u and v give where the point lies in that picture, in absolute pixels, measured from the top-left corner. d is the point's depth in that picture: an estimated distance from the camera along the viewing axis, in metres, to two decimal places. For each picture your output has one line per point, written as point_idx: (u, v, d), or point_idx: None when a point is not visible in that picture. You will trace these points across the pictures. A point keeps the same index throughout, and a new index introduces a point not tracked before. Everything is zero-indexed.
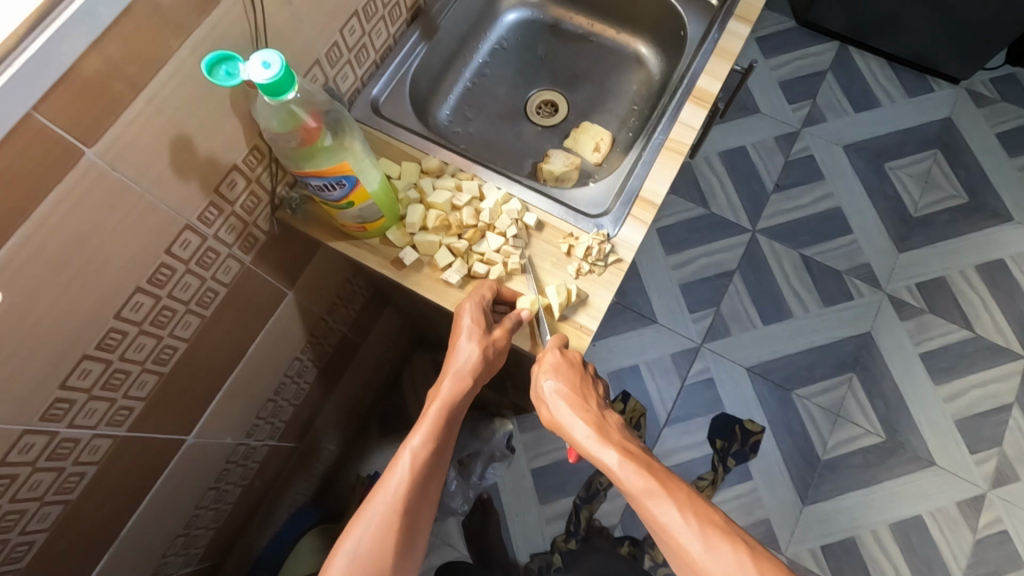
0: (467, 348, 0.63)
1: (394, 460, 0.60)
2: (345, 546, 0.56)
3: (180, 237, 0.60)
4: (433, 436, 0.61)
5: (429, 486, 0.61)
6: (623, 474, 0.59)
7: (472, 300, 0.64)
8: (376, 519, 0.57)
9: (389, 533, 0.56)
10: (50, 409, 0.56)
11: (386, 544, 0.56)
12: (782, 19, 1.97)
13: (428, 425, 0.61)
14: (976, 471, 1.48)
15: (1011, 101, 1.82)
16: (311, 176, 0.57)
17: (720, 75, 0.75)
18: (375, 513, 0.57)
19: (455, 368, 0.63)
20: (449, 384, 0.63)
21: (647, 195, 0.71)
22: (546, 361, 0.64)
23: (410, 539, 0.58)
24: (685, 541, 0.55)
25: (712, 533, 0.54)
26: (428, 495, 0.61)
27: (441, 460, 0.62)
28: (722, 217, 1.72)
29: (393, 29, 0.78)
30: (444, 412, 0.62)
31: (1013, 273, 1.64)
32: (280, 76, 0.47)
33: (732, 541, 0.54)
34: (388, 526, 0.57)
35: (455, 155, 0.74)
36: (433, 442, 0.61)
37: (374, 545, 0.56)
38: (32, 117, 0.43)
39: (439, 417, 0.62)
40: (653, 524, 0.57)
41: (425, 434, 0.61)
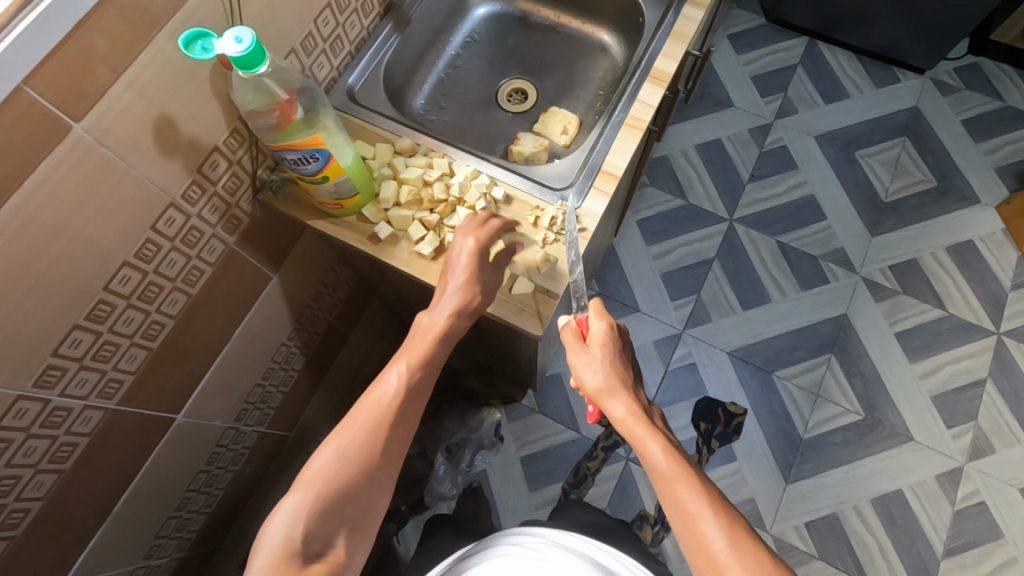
0: (454, 286, 0.66)
1: (385, 374, 0.63)
2: (334, 444, 0.59)
3: (165, 215, 0.64)
4: (425, 359, 0.64)
5: (418, 405, 0.63)
6: (659, 452, 0.61)
7: (477, 233, 0.67)
8: (364, 424, 0.59)
9: (374, 435, 0.59)
10: (43, 375, 0.59)
11: (370, 444, 0.58)
12: (752, 17, 2.03)
13: (421, 348, 0.64)
14: (953, 445, 1.52)
15: (975, 89, 1.89)
16: (287, 150, 0.61)
17: (676, 57, 0.80)
18: (365, 416, 0.60)
19: (447, 304, 0.66)
20: (441, 314, 0.66)
21: (609, 168, 0.75)
22: (600, 333, 0.69)
23: (392, 450, 0.60)
24: (709, 533, 0.56)
25: (737, 533, 0.56)
26: (415, 412, 0.63)
27: (430, 384, 0.65)
28: (700, 207, 1.77)
29: (366, 21, 0.82)
30: (437, 338, 0.65)
31: (981, 253, 1.70)
32: (251, 50, 0.51)
33: (754, 545, 0.55)
34: (375, 430, 0.59)
35: (427, 137, 0.78)
36: (424, 362, 0.64)
37: (361, 443, 0.58)
38: (22, 91, 0.46)
39: (431, 343, 0.65)
40: (677, 509, 0.59)
41: (416, 358, 0.64)
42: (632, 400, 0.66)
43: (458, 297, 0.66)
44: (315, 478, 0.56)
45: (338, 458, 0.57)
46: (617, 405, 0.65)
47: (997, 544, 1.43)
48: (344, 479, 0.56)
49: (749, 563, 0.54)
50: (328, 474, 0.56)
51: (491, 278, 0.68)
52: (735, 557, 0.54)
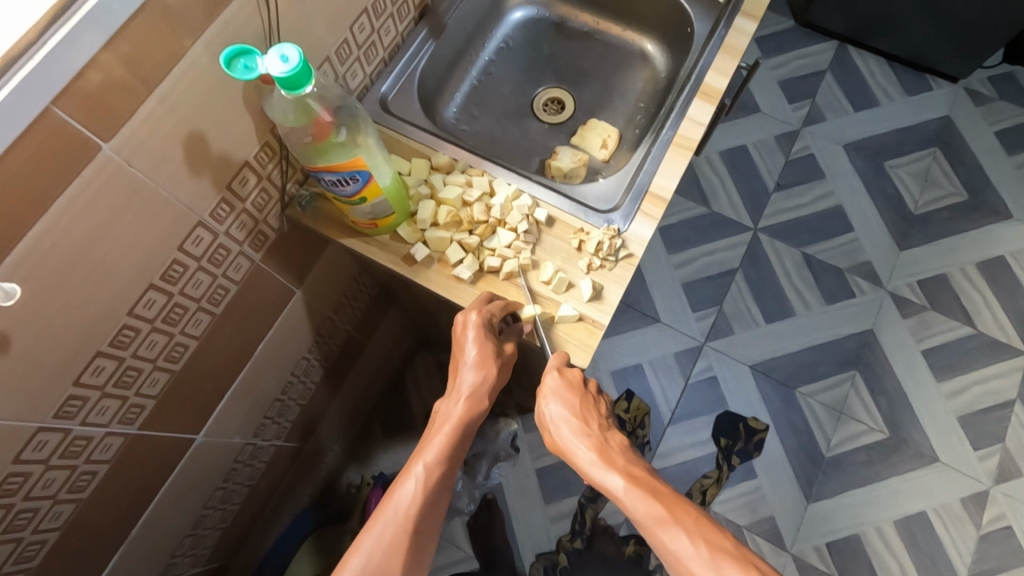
0: (470, 370, 0.64)
1: (404, 475, 0.59)
2: (355, 559, 0.56)
3: (192, 234, 0.60)
4: (444, 454, 0.61)
5: (438, 506, 0.60)
6: (629, 498, 0.58)
7: (479, 311, 0.63)
8: (386, 536, 0.56)
9: (397, 550, 0.56)
10: (64, 406, 0.56)
11: (394, 559, 0.55)
12: (781, 19, 1.98)
13: (440, 442, 0.61)
14: (979, 467, 1.48)
15: (1009, 99, 1.84)
16: (325, 171, 0.57)
17: (727, 72, 0.76)
18: (385, 527, 0.57)
19: (465, 392, 0.63)
20: (460, 405, 0.63)
21: (657, 190, 0.71)
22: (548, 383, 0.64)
23: (417, 560, 0.57)
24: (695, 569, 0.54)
25: (723, 560, 0.54)
26: (437, 513, 0.60)
27: (450, 479, 0.62)
28: (724, 216, 1.73)
29: (401, 27, 0.78)
30: (456, 431, 0.62)
31: (1013, 269, 1.65)
32: (297, 70, 0.47)
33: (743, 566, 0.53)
34: (397, 542, 0.56)
35: (465, 151, 0.75)
36: (444, 459, 0.61)
37: (383, 559, 0.55)
38: (51, 112, 0.43)
39: (450, 437, 0.61)
40: (665, 552, 0.56)
41: (435, 452, 0.61)
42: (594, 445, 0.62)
43: (477, 380, 0.64)
44: None
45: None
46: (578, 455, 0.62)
47: None
48: None
49: None
50: None
51: (502, 350, 0.65)
52: None
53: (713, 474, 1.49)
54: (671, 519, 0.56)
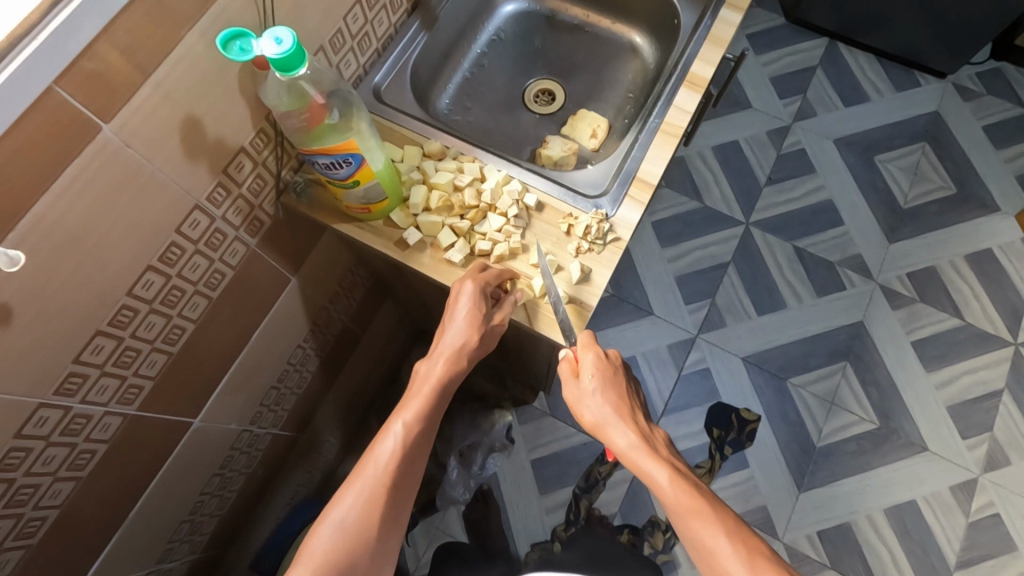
0: (452, 332, 0.65)
1: (384, 433, 0.61)
2: (335, 512, 0.58)
3: (190, 218, 0.62)
4: (423, 412, 0.62)
5: (417, 461, 0.62)
6: (669, 488, 0.60)
7: (475, 280, 0.65)
8: (366, 489, 0.58)
9: (376, 504, 0.58)
10: (64, 383, 0.57)
11: (372, 512, 0.57)
12: (772, 17, 2.00)
13: (419, 401, 0.63)
14: (968, 456, 1.50)
15: (996, 95, 1.86)
16: (318, 154, 0.59)
17: (713, 61, 0.78)
18: (366, 483, 0.59)
19: (446, 352, 0.65)
20: (440, 365, 0.64)
21: (644, 176, 0.73)
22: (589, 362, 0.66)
23: (395, 513, 0.59)
24: (729, 564, 0.56)
25: (757, 558, 0.56)
26: (417, 467, 0.62)
27: (430, 435, 0.64)
28: (716, 210, 1.75)
29: (394, 18, 0.80)
30: (435, 390, 0.63)
31: (1001, 262, 1.68)
32: (291, 51, 0.48)
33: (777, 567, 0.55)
34: (375, 496, 0.58)
35: (456, 139, 0.76)
36: (423, 417, 0.62)
37: (361, 513, 0.57)
38: (53, 91, 0.44)
39: (429, 396, 0.63)
40: (695, 543, 0.58)
41: (415, 411, 0.62)
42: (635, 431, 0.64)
43: (458, 342, 0.65)
44: (319, 552, 0.55)
45: (341, 531, 0.56)
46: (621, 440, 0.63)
47: (1011, 557, 1.42)
48: (346, 551, 0.56)
49: None
50: (332, 547, 0.56)
51: (493, 320, 0.66)
52: None
53: (706, 464, 1.51)
54: (708, 513, 0.58)
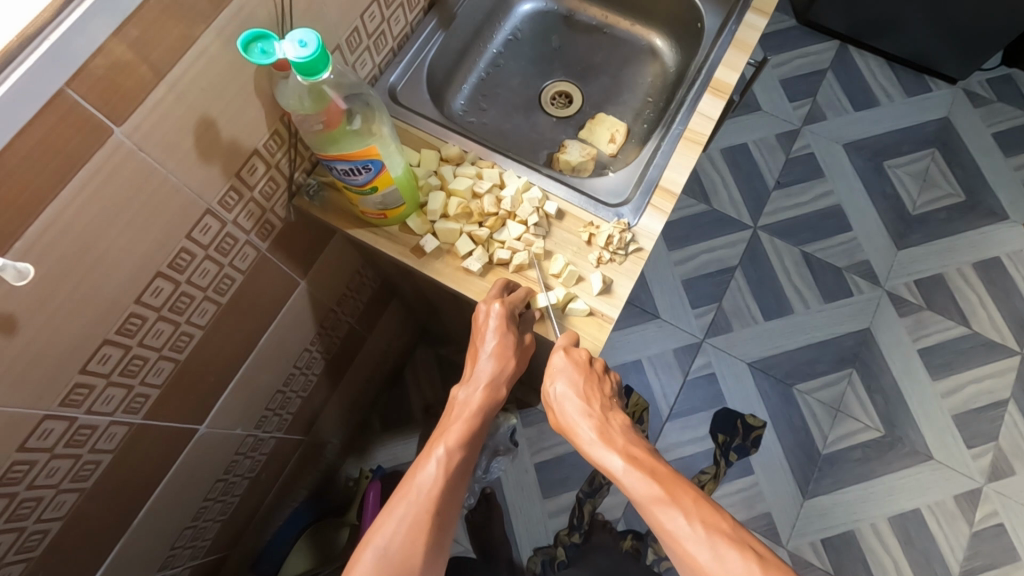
0: (487, 359, 0.62)
1: (424, 458, 0.57)
2: (375, 540, 0.52)
3: (200, 222, 0.59)
4: (466, 441, 0.58)
5: (457, 495, 0.57)
6: (628, 480, 0.55)
7: (502, 302, 0.63)
8: (407, 518, 0.53)
9: (420, 530, 0.53)
10: (69, 395, 0.55)
11: (417, 541, 0.52)
12: (783, 18, 1.98)
13: (461, 427, 0.59)
14: (973, 465, 1.50)
15: (1007, 102, 1.85)
16: (337, 160, 0.57)
17: (738, 67, 0.76)
18: (407, 511, 0.54)
19: (483, 380, 0.61)
20: (480, 394, 0.61)
21: (667, 184, 0.71)
22: (555, 363, 0.63)
23: (439, 546, 0.54)
24: (692, 549, 0.51)
25: (721, 542, 0.51)
26: (456, 499, 0.57)
27: (468, 470, 0.59)
28: (724, 213, 1.73)
29: (410, 17, 0.78)
30: (476, 418, 0.60)
31: (1008, 271, 1.67)
32: (315, 55, 0.46)
33: (740, 549, 0.50)
34: (419, 525, 0.53)
35: (474, 143, 0.74)
36: (465, 444, 0.58)
37: (406, 542, 0.52)
38: (64, 94, 0.42)
39: (470, 422, 0.59)
40: (661, 533, 0.53)
41: (457, 438, 0.58)
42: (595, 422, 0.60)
43: (495, 369, 0.62)
44: None
45: (380, 562, 0.51)
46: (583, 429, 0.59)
47: (1014, 567, 1.42)
48: None
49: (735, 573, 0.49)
50: None
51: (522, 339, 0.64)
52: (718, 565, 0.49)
53: (710, 470, 1.50)
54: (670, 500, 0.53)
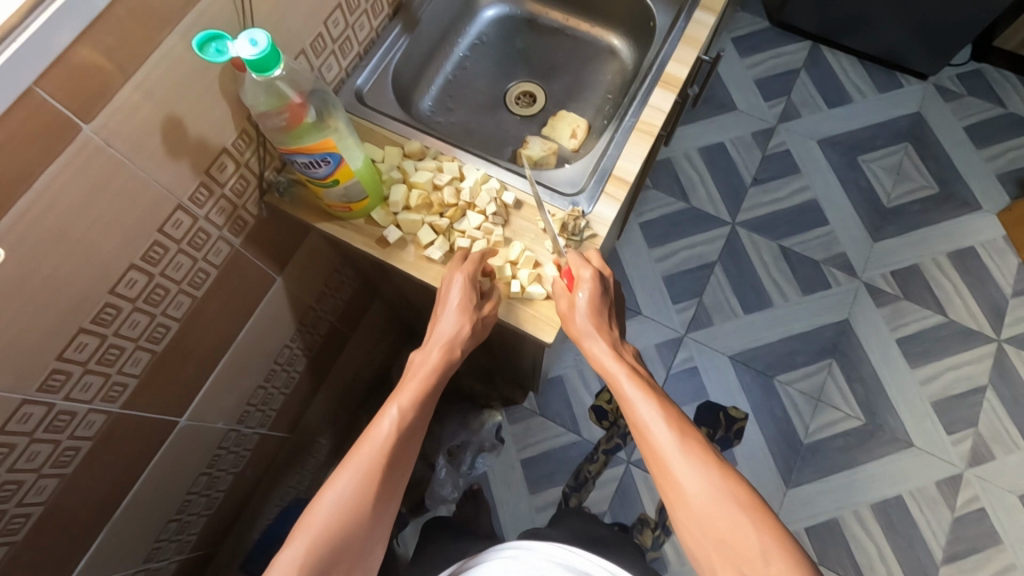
0: (447, 320, 0.66)
1: (381, 415, 0.62)
2: (331, 489, 0.57)
3: (172, 217, 0.63)
4: (420, 399, 0.63)
5: (413, 444, 0.62)
6: (629, 384, 0.65)
7: (463, 270, 0.67)
8: (360, 468, 0.58)
9: (373, 480, 0.58)
10: (47, 380, 0.58)
11: (369, 489, 0.57)
12: (757, 20, 2.03)
13: (417, 387, 0.64)
14: (953, 450, 1.52)
15: (977, 95, 1.89)
16: (298, 153, 0.60)
17: (687, 62, 0.80)
18: (363, 461, 0.59)
19: (443, 341, 0.66)
20: (436, 353, 0.66)
21: (620, 173, 0.75)
22: (585, 275, 0.66)
23: (389, 493, 0.59)
24: (664, 446, 0.61)
25: (691, 449, 0.61)
26: (411, 451, 0.63)
27: (426, 420, 0.65)
28: (703, 210, 1.77)
29: (375, 22, 0.82)
30: (430, 377, 0.65)
31: (983, 259, 1.70)
32: (266, 53, 0.50)
33: (707, 457, 0.60)
34: (373, 474, 0.58)
35: (436, 140, 0.78)
36: (419, 403, 0.63)
37: (360, 487, 0.57)
38: (33, 92, 0.45)
39: (425, 382, 0.64)
40: (640, 428, 0.63)
41: (412, 397, 0.63)
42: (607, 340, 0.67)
43: (454, 331, 0.66)
44: (317, 525, 0.55)
45: (337, 504, 0.56)
46: (595, 345, 0.67)
47: (996, 550, 1.44)
48: (344, 527, 0.56)
49: (699, 472, 0.59)
50: (329, 522, 0.55)
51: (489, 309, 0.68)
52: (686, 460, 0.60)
53: None
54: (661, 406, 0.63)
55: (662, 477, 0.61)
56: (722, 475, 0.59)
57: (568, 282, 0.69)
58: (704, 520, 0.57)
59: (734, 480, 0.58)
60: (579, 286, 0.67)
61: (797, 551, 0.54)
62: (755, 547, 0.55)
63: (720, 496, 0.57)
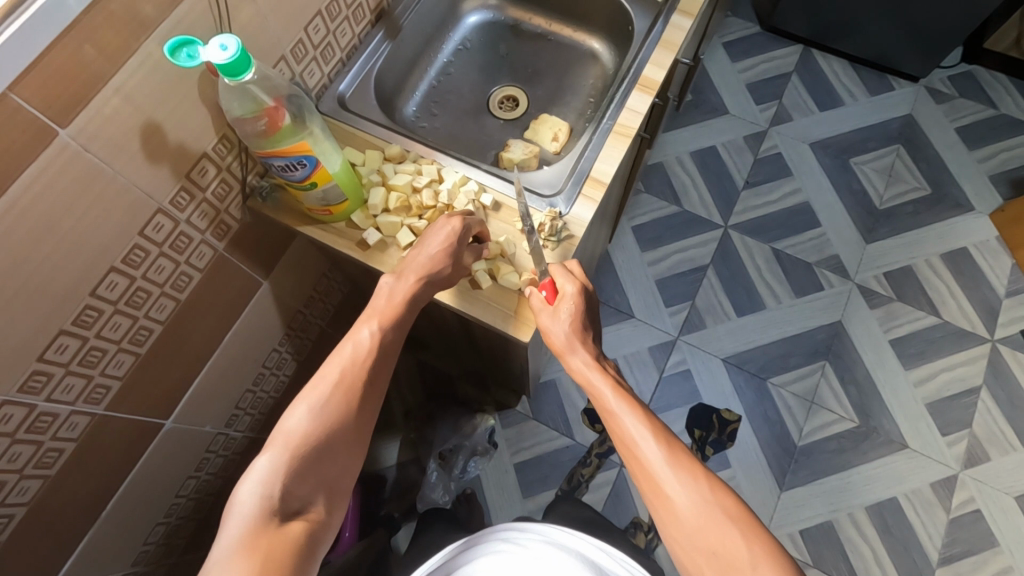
0: (426, 249, 0.67)
1: (351, 335, 0.63)
2: (304, 401, 0.59)
3: (153, 221, 0.64)
4: (391, 319, 0.64)
5: (386, 362, 0.64)
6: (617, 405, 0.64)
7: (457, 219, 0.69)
8: (330, 383, 0.60)
9: (344, 395, 0.59)
10: (28, 382, 0.59)
11: (340, 402, 0.59)
12: (747, 25, 2.05)
13: (387, 308, 0.65)
14: (948, 452, 1.51)
15: (968, 97, 1.90)
16: (275, 157, 0.62)
17: (665, 65, 0.81)
18: (333, 376, 0.60)
19: (417, 265, 0.67)
20: (411, 279, 0.66)
21: (598, 175, 0.76)
22: (567, 292, 0.68)
23: (363, 406, 0.60)
24: (653, 463, 0.60)
25: (681, 466, 0.60)
26: (384, 368, 0.63)
27: (400, 341, 0.66)
28: (695, 214, 1.78)
29: (357, 29, 0.83)
30: (404, 299, 0.65)
31: (976, 260, 1.70)
32: (236, 57, 0.52)
33: (695, 472, 0.60)
34: (342, 389, 0.60)
35: (417, 144, 0.79)
36: (390, 321, 0.64)
37: (331, 401, 0.59)
38: (8, 97, 0.46)
39: (397, 304, 0.65)
40: (630, 449, 0.63)
41: (383, 317, 0.64)
42: (590, 355, 0.68)
43: (428, 257, 0.67)
44: (290, 437, 0.56)
45: (313, 415, 0.58)
46: (577, 361, 0.67)
47: (992, 553, 1.42)
48: (315, 435, 0.57)
49: (688, 486, 0.59)
50: (300, 433, 0.56)
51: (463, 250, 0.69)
52: (674, 475, 0.59)
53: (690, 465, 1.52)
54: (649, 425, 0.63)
55: (652, 494, 0.60)
56: (711, 489, 0.59)
57: (549, 295, 0.70)
58: (694, 532, 0.57)
59: (720, 490, 0.59)
60: (563, 302, 0.68)
61: (783, 556, 0.55)
62: (745, 556, 0.54)
63: (710, 509, 0.57)
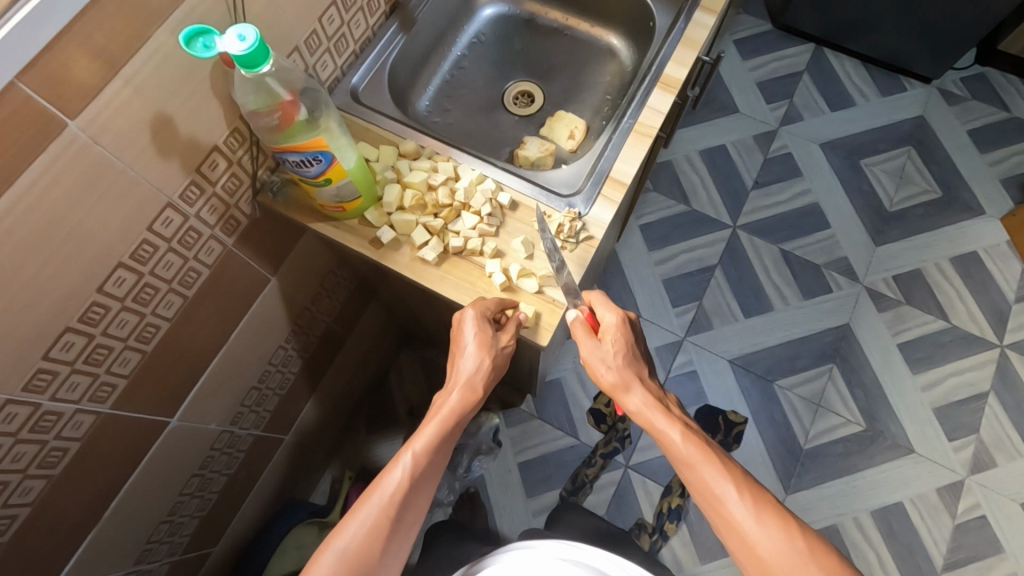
0: (468, 360, 0.65)
1: (393, 462, 0.60)
2: (336, 542, 0.56)
3: (162, 215, 0.62)
4: (433, 443, 0.61)
5: (424, 492, 0.60)
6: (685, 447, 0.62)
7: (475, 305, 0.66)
8: (368, 520, 0.57)
9: (379, 535, 0.56)
10: (33, 380, 0.57)
11: (374, 541, 0.56)
12: (759, 22, 2.02)
13: (430, 429, 0.62)
14: (954, 457, 1.51)
15: (981, 99, 1.88)
16: (289, 152, 0.60)
17: (687, 63, 0.79)
18: (370, 511, 0.57)
19: (460, 382, 0.64)
20: (455, 396, 0.63)
21: (617, 175, 0.74)
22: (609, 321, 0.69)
23: (395, 544, 0.58)
24: (734, 510, 0.58)
25: (765, 512, 0.58)
26: (422, 500, 0.60)
27: (440, 466, 0.62)
28: (703, 213, 1.76)
29: (371, 20, 0.81)
30: (447, 419, 0.63)
31: (986, 264, 1.69)
32: (254, 48, 0.50)
33: (780, 517, 0.57)
34: (377, 528, 0.56)
35: (433, 140, 0.78)
36: (434, 447, 0.61)
37: (363, 541, 0.56)
38: (16, 87, 0.44)
39: (440, 426, 0.62)
40: (708, 496, 0.60)
41: (425, 442, 0.61)
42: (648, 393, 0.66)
43: (472, 370, 0.65)
44: None
45: (345, 555, 0.55)
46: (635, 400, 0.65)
47: (997, 559, 1.42)
48: None
49: (774, 532, 0.56)
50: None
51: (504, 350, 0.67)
52: (760, 524, 0.57)
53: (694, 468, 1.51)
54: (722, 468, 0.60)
55: (736, 541, 0.58)
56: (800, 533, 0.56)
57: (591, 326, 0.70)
58: None
59: (808, 534, 0.57)
60: (606, 333, 0.69)
61: None
62: None
63: (805, 557, 0.55)
